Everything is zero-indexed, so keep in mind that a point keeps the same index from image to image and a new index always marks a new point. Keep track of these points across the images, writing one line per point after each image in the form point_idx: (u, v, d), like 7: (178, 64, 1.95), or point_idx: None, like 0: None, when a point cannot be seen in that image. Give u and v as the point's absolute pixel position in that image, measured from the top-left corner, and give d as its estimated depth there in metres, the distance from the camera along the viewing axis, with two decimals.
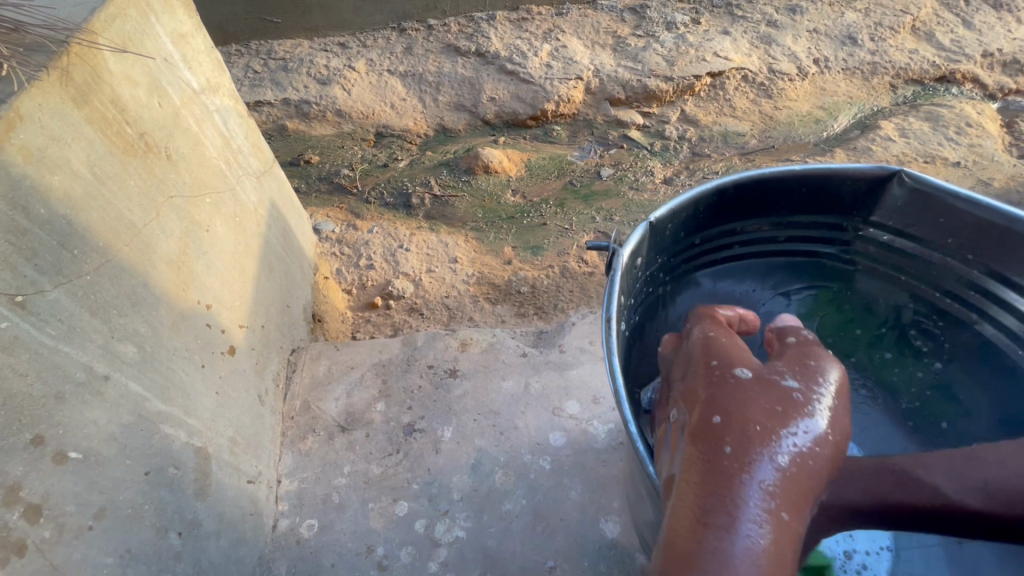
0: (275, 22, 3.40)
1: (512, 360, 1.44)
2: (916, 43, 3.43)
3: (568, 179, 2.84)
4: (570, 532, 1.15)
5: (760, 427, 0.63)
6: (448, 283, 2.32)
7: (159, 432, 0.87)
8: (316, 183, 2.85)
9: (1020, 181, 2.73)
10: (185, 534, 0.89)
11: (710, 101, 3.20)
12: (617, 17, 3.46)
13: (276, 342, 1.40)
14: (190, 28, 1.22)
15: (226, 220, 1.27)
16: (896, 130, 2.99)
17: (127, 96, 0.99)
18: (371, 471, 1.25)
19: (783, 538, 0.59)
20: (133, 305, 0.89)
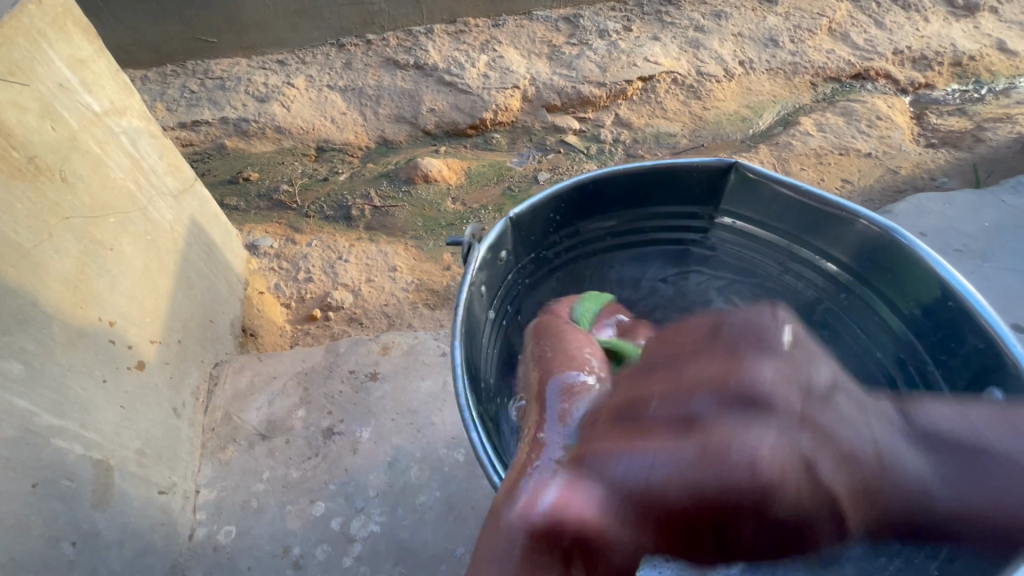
0: (211, 42, 3.40)
1: (432, 359, 1.49)
2: (833, 43, 3.64)
3: (506, 186, 2.92)
4: (481, 518, 1.21)
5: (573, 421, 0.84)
6: (387, 291, 2.37)
7: (50, 445, 0.91)
8: (256, 200, 2.86)
9: (926, 168, 2.93)
10: (81, 544, 0.92)
11: (642, 104, 3.32)
12: (552, 26, 3.57)
13: (195, 355, 1.42)
14: (90, 52, 1.24)
15: (136, 239, 1.29)
16: (814, 126, 3.17)
17: (14, 121, 1.02)
18: (290, 475, 1.29)
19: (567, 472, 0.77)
20: (19, 323, 0.92)
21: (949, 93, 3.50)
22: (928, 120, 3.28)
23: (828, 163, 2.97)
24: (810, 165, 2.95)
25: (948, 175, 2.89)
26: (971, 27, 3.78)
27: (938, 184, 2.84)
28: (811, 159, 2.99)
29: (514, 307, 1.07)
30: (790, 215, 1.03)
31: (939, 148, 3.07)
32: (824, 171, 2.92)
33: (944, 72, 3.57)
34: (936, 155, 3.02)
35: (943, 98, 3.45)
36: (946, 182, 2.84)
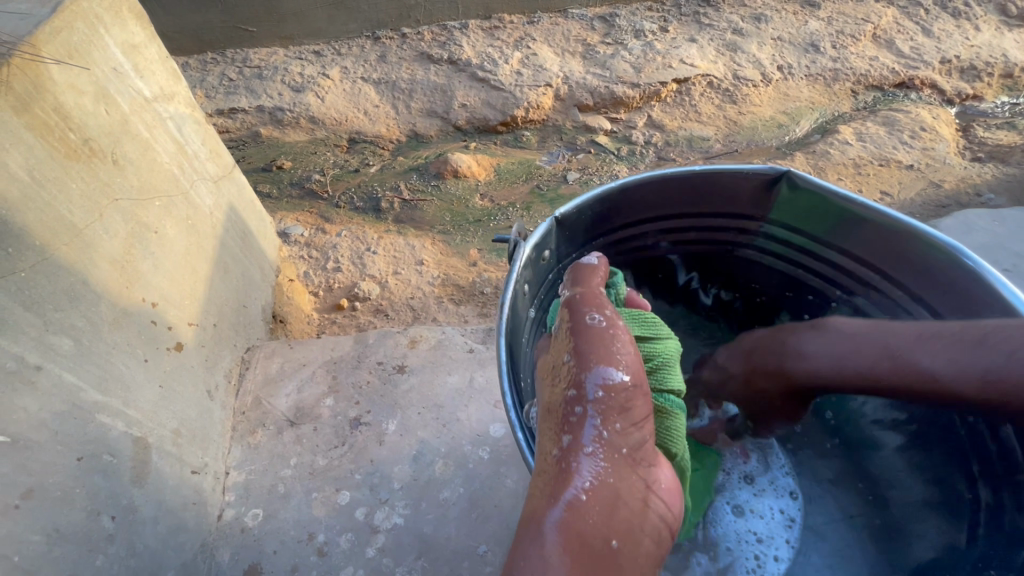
0: (251, 31, 3.46)
1: (459, 356, 1.50)
2: (877, 50, 3.53)
3: (535, 184, 2.91)
4: (504, 517, 1.21)
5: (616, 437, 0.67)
6: (414, 284, 2.38)
7: (94, 421, 0.93)
8: (288, 188, 2.91)
9: (971, 183, 2.83)
10: (120, 518, 0.94)
11: (676, 106, 3.28)
12: (588, 25, 3.54)
13: (229, 339, 1.44)
14: (142, 39, 1.27)
15: (178, 223, 1.31)
16: (854, 135, 3.08)
17: (72, 103, 1.05)
18: (316, 463, 1.30)
19: (611, 505, 0.64)
20: (71, 301, 0.94)
21: (998, 105, 3.36)
22: (975, 133, 3.16)
23: (867, 174, 2.88)
24: (848, 175, 2.87)
25: (994, 191, 2.78)
26: None
27: (984, 201, 2.73)
28: (849, 169, 2.91)
29: None
30: (847, 225, 0.98)
31: (985, 163, 2.96)
32: (862, 182, 2.84)
33: (993, 83, 3.44)
34: (983, 170, 2.91)
35: (991, 111, 3.32)
36: (993, 198, 2.73)
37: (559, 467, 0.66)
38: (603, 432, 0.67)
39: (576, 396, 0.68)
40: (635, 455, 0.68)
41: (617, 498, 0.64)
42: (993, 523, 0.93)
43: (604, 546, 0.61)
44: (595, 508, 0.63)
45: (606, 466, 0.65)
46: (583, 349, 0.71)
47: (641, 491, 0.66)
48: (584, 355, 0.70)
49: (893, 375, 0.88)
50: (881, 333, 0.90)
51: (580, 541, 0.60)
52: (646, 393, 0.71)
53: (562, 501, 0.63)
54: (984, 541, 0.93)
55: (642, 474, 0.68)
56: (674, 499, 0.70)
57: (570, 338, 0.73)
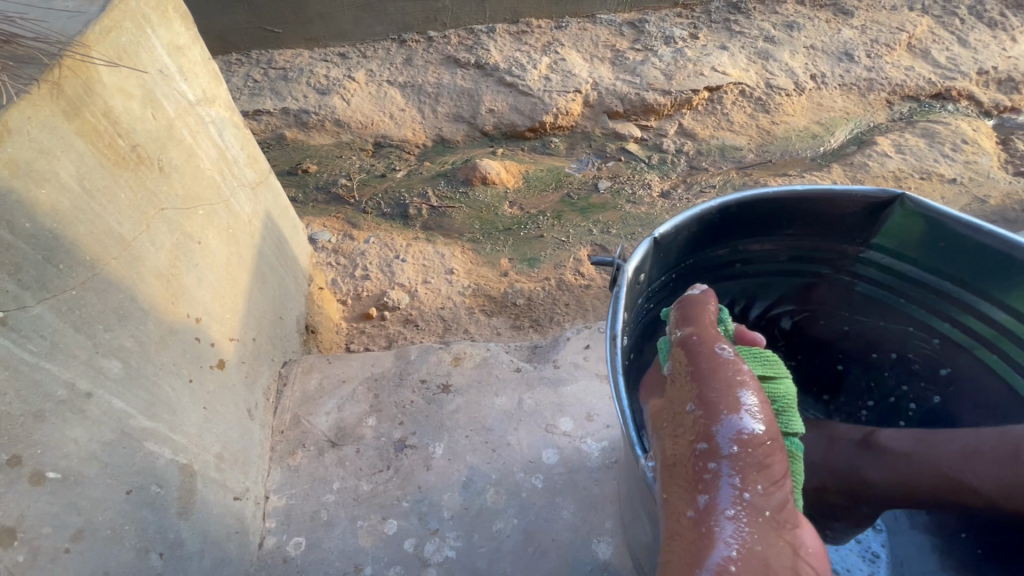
0: (276, 32, 3.41)
1: (506, 375, 1.43)
2: (912, 60, 3.44)
3: (565, 192, 2.85)
4: (563, 552, 1.14)
5: (758, 496, 0.61)
6: (444, 294, 2.31)
7: (143, 449, 0.87)
8: (313, 193, 2.85)
9: (1016, 199, 2.74)
10: (167, 555, 0.88)
11: (707, 115, 3.20)
12: (616, 31, 3.47)
13: (267, 354, 1.38)
14: (187, 40, 1.21)
15: (220, 233, 1.25)
16: (893, 146, 3.00)
17: (121, 108, 0.99)
18: (361, 488, 1.23)
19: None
20: (119, 319, 0.88)
21: None
22: (1016, 146, 3.07)
23: (908, 187, 2.80)
24: (888, 188, 2.78)
25: None
26: None
27: None
28: (889, 182, 2.82)
29: (637, 339, 0.95)
30: (961, 260, 0.91)
31: None
32: None
33: None
34: None
35: None
36: None
37: (697, 532, 0.61)
38: (743, 492, 0.61)
39: (709, 453, 0.63)
40: (780, 518, 0.61)
41: (768, 569, 0.58)
42: None
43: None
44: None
45: (750, 531, 0.60)
46: (709, 398, 0.65)
47: (790, 560, 0.59)
48: (712, 403, 0.65)
49: (941, 491, 0.91)
50: (923, 451, 0.92)
51: None
52: (781, 446, 0.64)
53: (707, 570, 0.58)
54: None
55: (790, 539, 0.61)
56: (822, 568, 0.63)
57: (693, 383, 0.68)
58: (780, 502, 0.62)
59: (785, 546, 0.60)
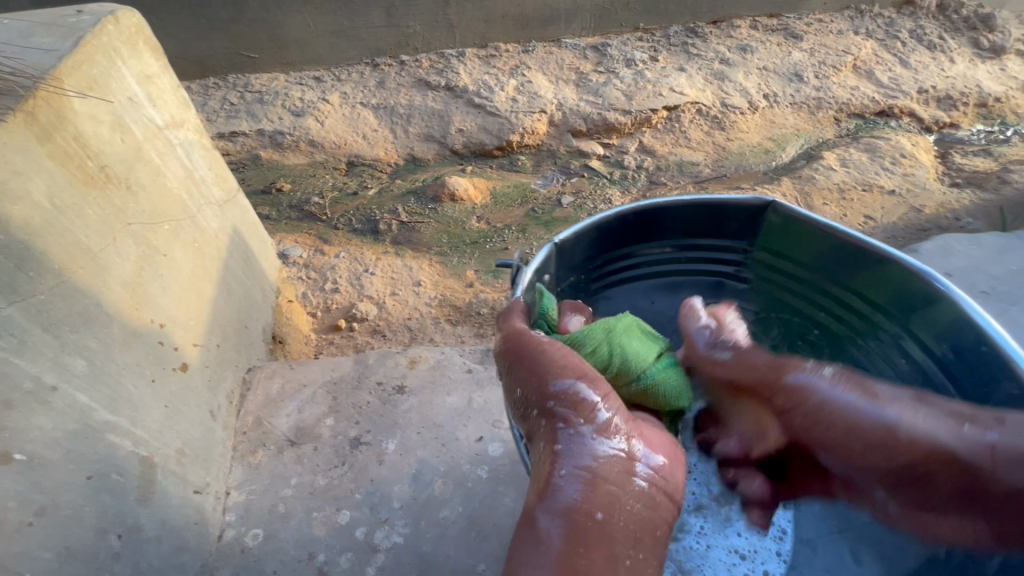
0: (252, 57, 3.54)
1: (457, 376, 1.53)
2: (857, 80, 3.66)
3: (530, 207, 2.98)
4: (503, 536, 1.23)
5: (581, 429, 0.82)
6: (411, 305, 2.42)
7: (105, 440, 0.95)
8: (287, 211, 2.95)
9: (950, 208, 2.93)
10: (126, 537, 0.96)
11: (666, 133, 3.37)
12: (580, 54, 3.66)
13: (231, 360, 1.47)
14: (156, 69, 1.32)
15: (185, 246, 1.35)
16: (838, 161, 3.19)
17: (91, 132, 1.09)
18: (317, 482, 1.32)
19: (592, 482, 0.78)
20: (85, 322, 0.97)
21: (975, 133, 3.49)
22: (953, 160, 3.28)
23: (851, 199, 2.98)
24: (833, 200, 2.96)
25: (973, 216, 2.88)
26: (997, 69, 3.76)
27: (963, 225, 2.82)
28: (834, 194, 3.00)
29: None
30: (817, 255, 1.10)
31: (963, 189, 3.06)
32: (847, 207, 2.93)
33: (969, 112, 3.57)
34: (961, 196, 3.01)
35: (968, 138, 3.45)
36: (971, 223, 2.82)
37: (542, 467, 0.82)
38: (569, 431, 0.82)
39: (543, 409, 0.85)
40: (605, 437, 0.82)
41: (596, 476, 0.78)
42: None
43: (589, 518, 0.76)
44: (579, 492, 0.77)
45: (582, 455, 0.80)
46: (532, 371, 0.89)
47: (619, 467, 0.80)
48: (536, 373, 0.88)
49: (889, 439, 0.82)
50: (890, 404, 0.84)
51: (571, 518, 0.76)
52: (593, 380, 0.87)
53: (550, 492, 0.78)
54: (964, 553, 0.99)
55: (618, 455, 0.81)
56: (655, 470, 0.84)
57: (522, 364, 0.91)
58: (603, 427, 0.83)
59: (611, 459, 0.81)
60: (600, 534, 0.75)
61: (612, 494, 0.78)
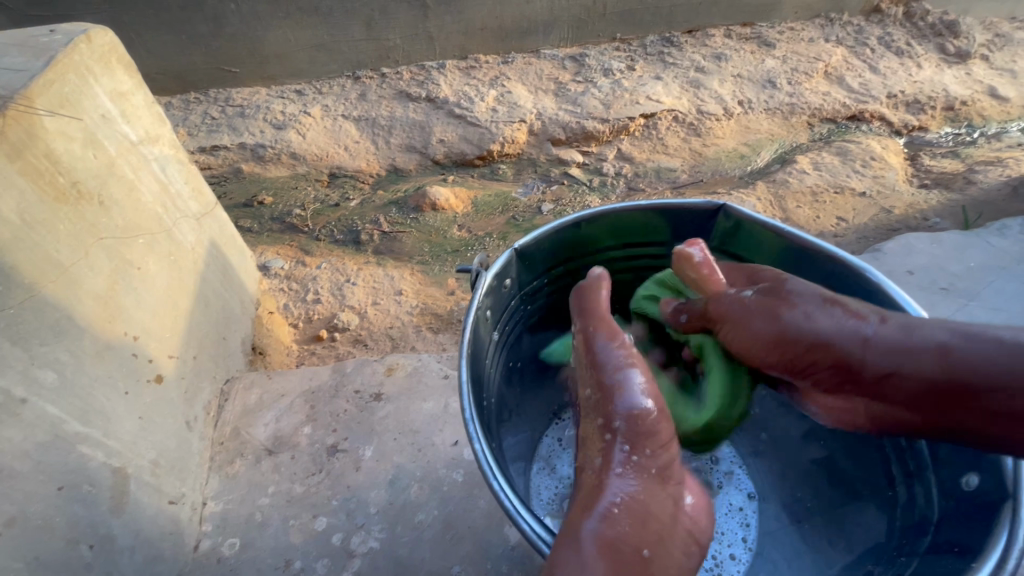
0: (233, 71, 3.57)
1: (434, 382, 1.55)
2: (829, 86, 3.76)
3: (511, 215, 3.02)
4: (477, 537, 1.25)
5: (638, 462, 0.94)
6: (393, 314, 2.44)
7: (75, 451, 0.98)
8: (269, 223, 2.97)
9: (918, 208, 3.01)
10: (97, 547, 0.98)
11: (644, 140, 3.44)
12: (559, 64, 3.72)
13: (208, 372, 1.48)
14: (130, 86, 1.35)
15: (161, 259, 1.37)
16: (811, 164, 3.27)
17: (62, 149, 1.11)
18: (294, 490, 1.33)
19: (638, 511, 0.89)
20: (56, 335, 0.99)
21: (943, 135, 3.59)
22: (922, 162, 3.38)
23: (823, 201, 3.06)
24: (806, 203, 3.03)
25: (940, 216, 2.97)
26: (962, 74, 3.88)
27: (931, 225, 2.91)
28: (807, 197, 3.07)
29: (515, 329, 1.24)
30: (769, 253, 1.20)
31: (931, 190, 3.15)
32: (820, 209, 3.00)
33: (937, 116, 3.67)
34: (929, 196, 3.10)
35: (936, 141, 3.55)
36: (939, 223, 2.91)
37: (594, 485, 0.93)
38: (629, 460, 0.94)
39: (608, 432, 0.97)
40: (658, 475, 0.94)
41: (647, 513, 0.89)
42: (909, 516, 1.05)
43: (635, 551, 0.85)
44: (627, 515, 0.88)
45: (637, 486, 0.92)
46: (608, 387, 1.00)
47: (669, 505, 0.92)
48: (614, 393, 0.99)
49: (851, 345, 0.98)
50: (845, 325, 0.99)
51: (615, 547, 0.84)
52: (666, 420, 0.99)
53: (598, 508, 0.89)
54: (902, 534, 1.04)
55: (667, 492, 0.93)
56: (699, 517, 0.95)
57: (592, 374, 1.03)
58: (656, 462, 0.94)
59: (658, 495, 0.92)
60: (643, 568, 0.84)
61: (655, 530, 0.88)
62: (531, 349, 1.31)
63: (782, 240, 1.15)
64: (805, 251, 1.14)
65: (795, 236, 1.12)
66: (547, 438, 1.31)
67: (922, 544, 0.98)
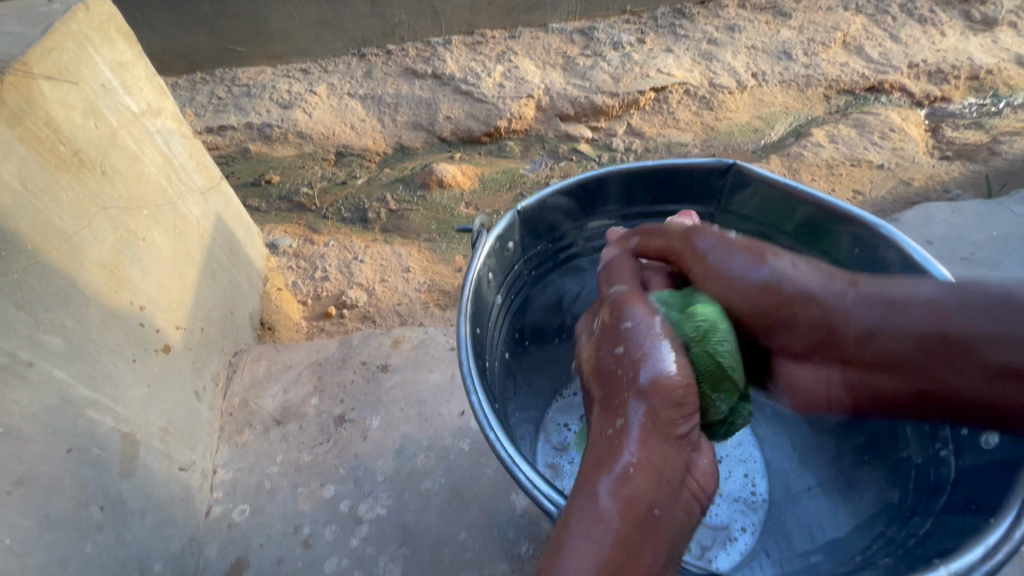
0: (238, 51, 3.54)
1: (441, 353, 1.54)
2: (847, 56, 3.62)
3: (519, 192, 2.98)
4: (484, 505, 1.25)
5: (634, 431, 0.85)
6: (400, 291, 2.43)
7: (83, 415, 0.99)
8: (276, 202, 2.97)
9: (939, 180, 2.92)
10: (108, 509, 1.00)
11: (654, 114, 3.36)
12: (567, 38, 3.64)
13: (216, 344, 1.48)
14: (131, 57, 1.33)
15: (166, 230, 1.37)
16: (827, 137, 3.17)
17: (62, 117, 1.11)
18: (302, 459, 1.34)
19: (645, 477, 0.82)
20: (60, 301, 1.00)
21: (966, 106, 3.45)
22: (944, 133, 3.25)
23: (840, 174, 2.97)
24: (821, 176, 2.95)
25: (961, 188, 2.88)
26: (989, 41, 3.72)
27: (952, 197, 2.82)
28: (822, 170, 2.99)
29: (519, 296, 1.23)
30: (781, 215, 1.18)
31: (953, 161, 3.05)
32: (835, 182, 2.92)
33: (960, 85, 3.52)
34: (950, 168, 3.00)
35: (960, 111, 3.41)
36: (960, 195, 2.82)
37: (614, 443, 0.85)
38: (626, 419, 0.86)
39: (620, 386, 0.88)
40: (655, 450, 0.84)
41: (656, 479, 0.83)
42: (923, 478, 1.06)
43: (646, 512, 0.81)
44: (642, 490, 0.81)
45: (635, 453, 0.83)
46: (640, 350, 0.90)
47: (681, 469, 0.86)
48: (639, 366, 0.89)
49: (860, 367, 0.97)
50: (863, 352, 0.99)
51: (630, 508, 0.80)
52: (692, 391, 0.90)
53: (615, 470, 0.82)
54: (917, 495, 1.05)
55: (681, 458, 0.86)
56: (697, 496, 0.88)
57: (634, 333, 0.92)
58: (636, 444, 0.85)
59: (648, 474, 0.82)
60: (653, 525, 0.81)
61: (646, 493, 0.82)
62: (535, 317, 1.30)
63: (793, 199, 1.13)
64: (815, 210, 1.12)
65: (806, 193, 1.10)
66: (551, 415, 1.30)
67: (938, 504, 1.00)
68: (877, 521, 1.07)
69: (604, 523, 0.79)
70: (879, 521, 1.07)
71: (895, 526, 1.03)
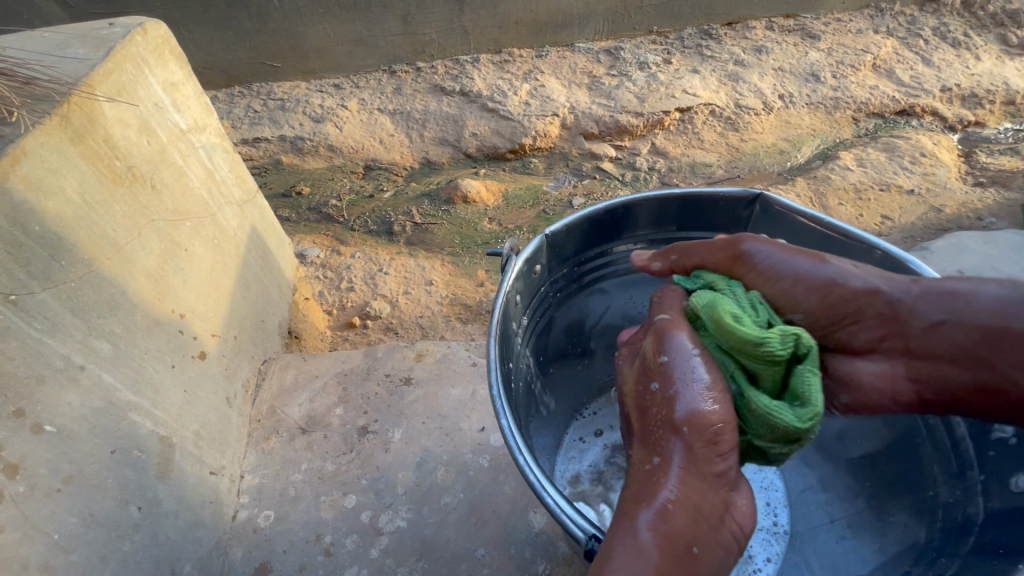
0: (275, 66, 3.68)
1: (463, 368, 1.57)
2: (877, 79, 3.59)
3: (541, 209, 3.01)
4: (502, 522, 1.27)
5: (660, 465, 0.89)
6: (423, 304, 2.48)
7: (126, 418, 1.04)
8: (306, 213, 3.06)
9: (971, 208, 2.86)
10: (146, 509, 1.05)
11: (679, 134, 3.37)
12: (593, 58, 3.68)
13: (248, 352, 1.54)
14: (181, 77, 1.40)
15: (206, 241, 1.43)
16: (855, 160, 3.13)
17: (119, 135, 1.18)
18: (326, 468, 1.37)
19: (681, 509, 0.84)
20: (110, 309, 1.06)
21: (1002, 131, 3.38)
22: (977, 158, 3.18)
23: (868, 199, 2.93)
24: (848, 200, 2.92)
25: (996, 216, 2.81)
26: None
27: (985, 225, 2.76)
28: (850, 194, 2.95)
29: (544, 317, 1.25)
30: (804, 241, 1.20)
31: (987, 188, 2.98)
32: (863, 207, 2.89)
33: (995, 110, 3.46)
34: (983, 195, 2.94)
35: (994, 137, 3.34)
36: (993, 223, 2.76)
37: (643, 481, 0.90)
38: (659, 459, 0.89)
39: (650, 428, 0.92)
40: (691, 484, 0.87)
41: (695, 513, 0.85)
42: (949, 518, 1.04)
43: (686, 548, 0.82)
44: (681, 524, 0.83)
45: (674, 487, 0.86)
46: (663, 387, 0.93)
47: (718, 508, 0.87)
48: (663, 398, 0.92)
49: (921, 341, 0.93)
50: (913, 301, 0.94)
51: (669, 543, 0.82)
52: (731, 428, 0.91)
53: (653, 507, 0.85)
54: (944, 535, 1.03)
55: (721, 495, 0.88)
56: (744, 519, 0.90)
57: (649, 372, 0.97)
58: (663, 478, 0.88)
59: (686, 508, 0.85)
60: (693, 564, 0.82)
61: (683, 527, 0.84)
62: (558, 337, 1.32)
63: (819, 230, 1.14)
64: (842, 243, 1.13)
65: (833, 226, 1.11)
66: (569, 434, 1.32)
67: (965, 545, 0.98)
68: (902, 560, 1.05)
69: (642, 556, 0.81)
70: (904, 561, 1.05)
71: (920, 566, 1.02)
